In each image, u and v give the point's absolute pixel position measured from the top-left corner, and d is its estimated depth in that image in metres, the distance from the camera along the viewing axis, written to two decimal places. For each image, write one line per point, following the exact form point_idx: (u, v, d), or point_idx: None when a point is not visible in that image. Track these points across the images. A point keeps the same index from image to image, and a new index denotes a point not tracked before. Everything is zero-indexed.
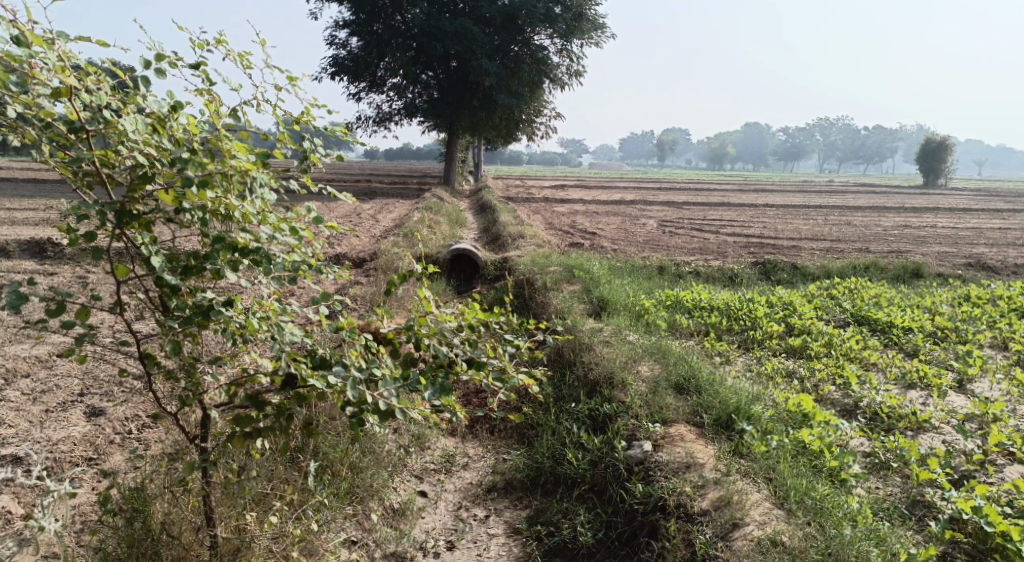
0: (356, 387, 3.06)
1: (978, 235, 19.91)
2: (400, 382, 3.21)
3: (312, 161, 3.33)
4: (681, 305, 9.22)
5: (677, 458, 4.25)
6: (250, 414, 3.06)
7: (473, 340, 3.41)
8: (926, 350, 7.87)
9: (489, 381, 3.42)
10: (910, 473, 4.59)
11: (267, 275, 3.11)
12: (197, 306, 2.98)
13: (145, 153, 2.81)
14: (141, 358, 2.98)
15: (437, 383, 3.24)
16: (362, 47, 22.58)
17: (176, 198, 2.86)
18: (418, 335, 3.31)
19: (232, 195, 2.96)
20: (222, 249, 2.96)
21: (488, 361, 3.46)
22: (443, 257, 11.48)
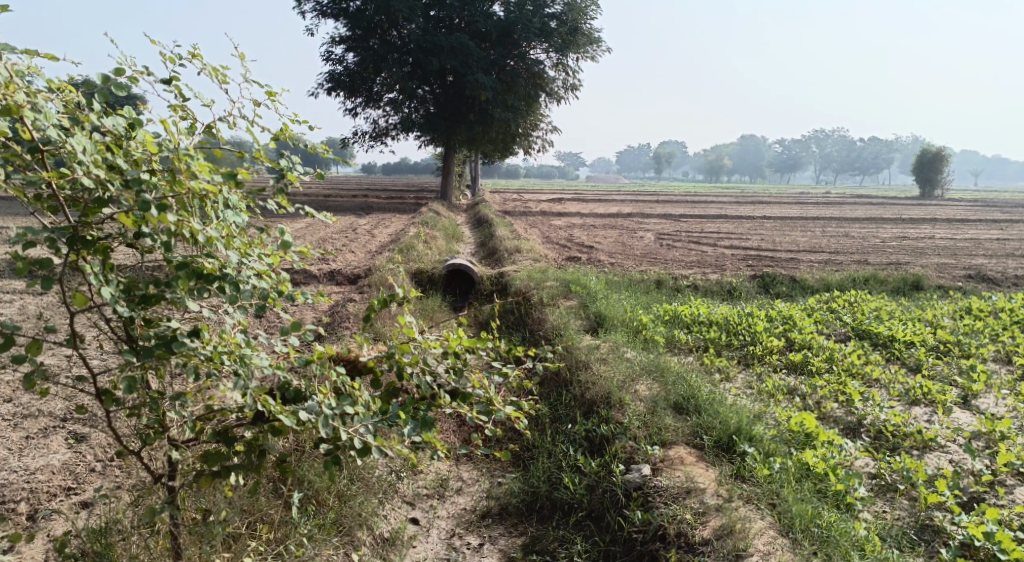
0: (329, 424, 2.97)
1: (976, 246, 19.84)
2: (378, 417, 3.13)
3: (289, 180, 3.19)
4: (679, 321, 9.09)
5: (677, 483, 4.10)
6: (219, 452, 2.94)
7: (458, 372, 3.31)
8: (929, 364, 7.75)
9: (473, 415, 3.35)
10: (917, 495, 4.46)
11: (234, 303, 2.96)
12: (160, 337, 2.84)
13: (100, 173, 2.71)
14: (98, 394, 2.83)
15: (418, 418, 3.22)
16: (358, 63, 22.53)
17: (135, 222, 2.73)
18: (401, 365, 3.24)
19: (195, 217, 2.83)
20: (184, 275, 2.82)
21: (474, 392, 3.36)
22: (437, 273, 11.35)
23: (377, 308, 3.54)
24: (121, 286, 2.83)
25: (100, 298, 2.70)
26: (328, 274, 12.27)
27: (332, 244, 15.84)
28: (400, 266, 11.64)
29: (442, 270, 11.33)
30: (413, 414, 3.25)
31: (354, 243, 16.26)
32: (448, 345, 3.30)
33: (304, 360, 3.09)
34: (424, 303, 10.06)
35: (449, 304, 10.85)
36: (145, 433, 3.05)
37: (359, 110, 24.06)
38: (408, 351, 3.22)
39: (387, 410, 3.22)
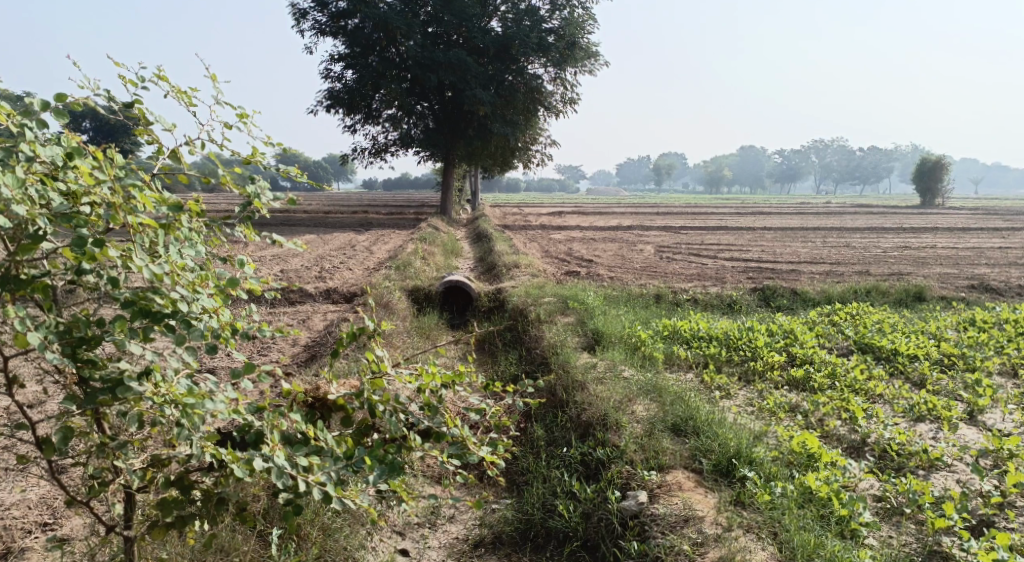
0: (284, 475, 2.81)
1: (978, 255, 19.73)
2: (342, 462, 3.01)
3: (255, 208, 3.14)
4: (678, 336, 8.95)
5: (674, 510, 3.96)
6: (175, 499, 2.85)
7: (431, 409, 3.20)
8: (933, 379, 7.61)
9: (444, 458, 3.24)
10: (924, 519, 4.30)
11: (183, 343, 2.82)
12: (105, 381, 2.70)
13: (29, 206, 2.59)
14: (38, 444, 2.69)
15: (383, 463, 3.08)
16: (356, 80, 22.49)
17: (76, 257, 2.61)
18: (372, 403, 3.16)
19: (138, 252, 2.69)
20: (128, 315, 2.69)
21: (449, 430, 3.25)
22: (434, 290, 11.24)
23: (344, 342, 3.43)
24: (59, 326, 2.67)
25: (35, 342, 2.56)
26: (323, 292, 12.16)
27: (329, 262, 15.75)
28: (397, 284, 11.53)
29: (438, 287, 11.22)
30: (381, 457, 3.12)
31: (352, 260, 16.16)
32: (421, 382, 3.20)
33: (255, 408, 2.95)
34: (420, 322, 9.95)
35: (445, 321, 10.74)
36: (94, 482, 2.92)
37: (358, 127, 24.03)
38: (379, 387, 3.13)
39: (353, 452, 3.08)
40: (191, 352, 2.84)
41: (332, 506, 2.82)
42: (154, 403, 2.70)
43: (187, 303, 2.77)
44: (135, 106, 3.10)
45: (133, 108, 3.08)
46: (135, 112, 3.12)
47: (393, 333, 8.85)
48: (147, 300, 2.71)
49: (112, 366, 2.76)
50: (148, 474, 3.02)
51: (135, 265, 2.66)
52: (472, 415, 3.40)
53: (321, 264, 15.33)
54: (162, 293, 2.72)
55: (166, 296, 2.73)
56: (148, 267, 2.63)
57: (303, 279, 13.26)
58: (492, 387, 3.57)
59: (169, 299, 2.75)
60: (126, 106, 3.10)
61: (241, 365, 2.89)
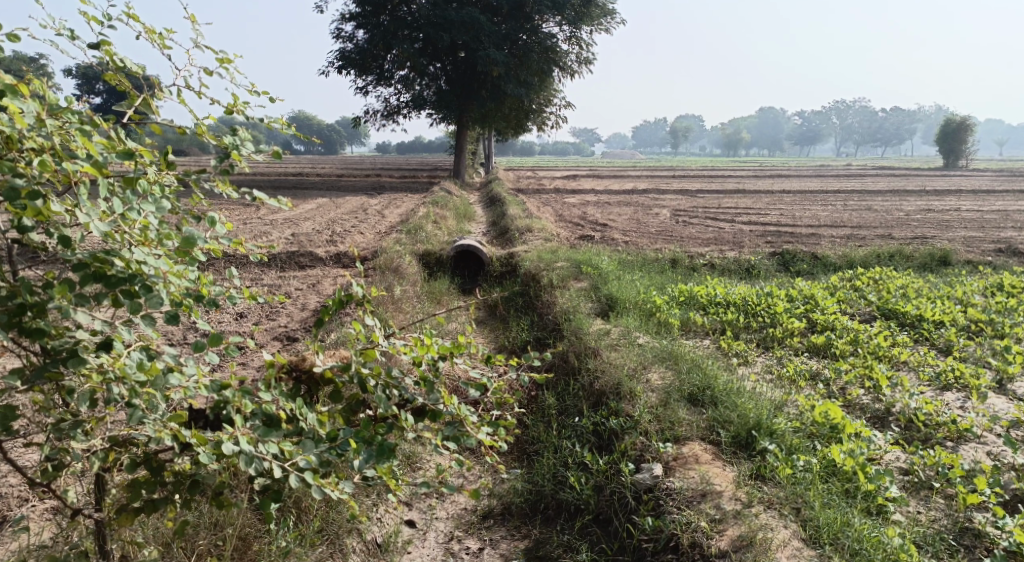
0: (254, 461, 2.67)
1: (1004, 218, 19.25)
2: (325, 444, 2.87)
3: (233, 159, 3.16)
4: (694, 301, 8.72)
5: (691, 484, 3.78)
6: (146, 481, 2.75)
7: (428, 385, 3.03)
8: (960, 345, 7.37)
9: (440, 441, 3.06)
10: (953, 494, 4.10)
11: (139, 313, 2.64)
12: (53, 354, 2.54)
13: None
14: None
15: (372, 447, 2.92)
16: (367, 40, 22.08)
17: (35, 213, 2.50)
18: (363, 376, 2.98)
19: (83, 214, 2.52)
20: (83, 278, 2.53)
21: (447, 409, 3.07)
22: (445, 254, 11.05)
23: (331, 310, 3.26)
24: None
25: None
26: (334, 257, 12.01)
27: (341, 225, 15.60)
28: (408, 248, 11.35)
29: (450, 251, 11.03)
30: (369, 439, 2.96)
31: (364, 224, 16.00)
32: (417, 354, 3.02)
33: (218, 386, 2.79)
34: (430, 286, 9.79)
35: (457, 286, 10.57)
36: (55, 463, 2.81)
37: (370, 89, 23.69)
38: (371, 359, 2.97)
39: (337, 436, 2.93)
40: (148, 321, 2.66)
41: (310, 493, 2.69)
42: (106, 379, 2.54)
43: (146, 263, 2.59)
44: (102, 47, 2.95)
45: (98, 49, 2.95)
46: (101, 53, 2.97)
47: (403, 298, 8.69)
48: (102, 262, 2.55)
49: (66, 337, 2.60)
50: (111, 452, 2.89)
51: (81, 222, 2.50)
52: (475, 391, 3.21)
53: (333, 228, 15.18)
54: (118, 253, 2.55)
55: (122, 255, 2.55)
56: (96, 221, 2.49)
57: (314, 243, 13.13)
58: (493, 362, 3.39)
59: (127, 261, 2.57)
60: (92, 48, 2.96)
61: (207, 335, 2.73)
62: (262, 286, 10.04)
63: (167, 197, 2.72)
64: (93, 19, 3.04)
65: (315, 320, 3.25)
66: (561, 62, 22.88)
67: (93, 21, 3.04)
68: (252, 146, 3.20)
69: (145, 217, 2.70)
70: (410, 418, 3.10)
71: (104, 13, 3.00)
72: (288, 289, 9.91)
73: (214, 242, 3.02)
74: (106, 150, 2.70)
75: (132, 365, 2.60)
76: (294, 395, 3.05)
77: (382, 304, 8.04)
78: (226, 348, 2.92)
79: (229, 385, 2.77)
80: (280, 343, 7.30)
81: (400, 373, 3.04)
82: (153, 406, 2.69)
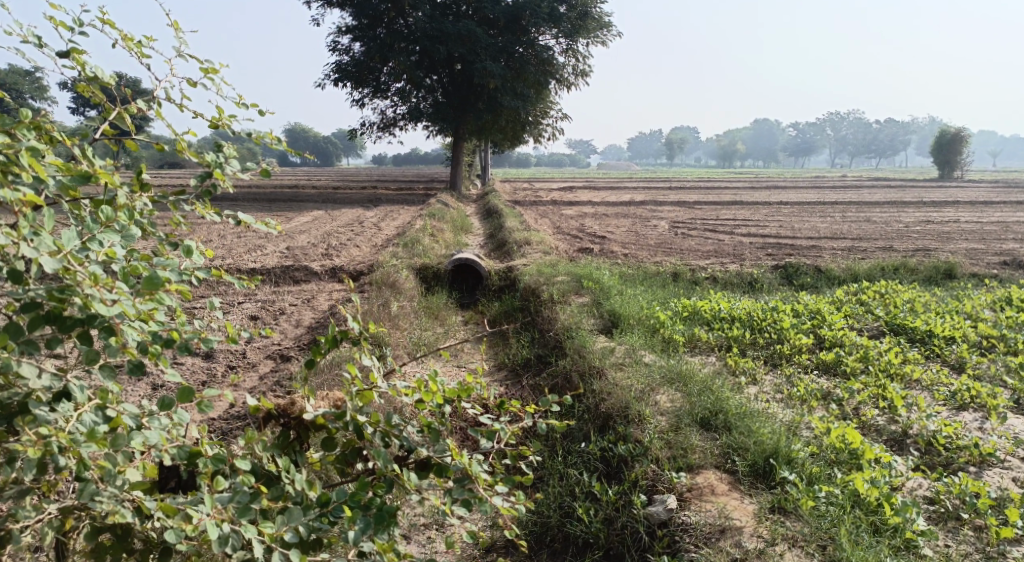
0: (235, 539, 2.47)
1: (1004, 229, 19.14)
2: (314, 512, 2.70)
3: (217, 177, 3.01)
4: (698, 317, 8.51)
5: (708, 519, 3.59)
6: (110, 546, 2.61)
7: (433, 433, 2.87)
8: (973, 362, 7.17)
9: (446, 506, 2.80)
10: (983, 525, 3.88)
11: (95, 365, 2.48)
12: (4, 408, 2.44)
13: None
14: None
15: (369, 517, 2.69)
16: (363, 53, 21.96)
17: None
18: (359, 423, 2.84)
19: (29, 246, 2.32)
20: (36, 322, 2.39)
21: (456, 463, 2.85)
22: (443, 268, 10.84)
23: (324, 350, 3.07)
24: None
25: None
26: (329, 271, 11.79)
27: (336, 238, 15.40)
28: (405, 262, 11.15)
29: (447, 265, 10.81)
30: (366, 505, 2.76)
31: (360, 237, 15.81)
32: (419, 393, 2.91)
33: (188, 452, 2.65)
34: (427, 302, 9.59)
35: (455, 301, 10.37)
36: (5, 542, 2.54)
37: (367, 101, 23.57)
38: (367, 402, 2.81)
39: (327, 500, 2.73)
40: (107, 372, 2.51)
41: None
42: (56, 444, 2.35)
43: (108, 309, 2.41)
44: (73, 55, 2.85)
45: (69, 58, 2.86)
46: (72, 61, 2.87)
47: (400, 315, 8.48)
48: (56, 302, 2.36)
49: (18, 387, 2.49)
50: (71, 513, 2.64)
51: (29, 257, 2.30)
52: (484, 438, 3.02)
53: (329, 240, 14.98)
54: (73, 292, 2.39)
55: (78, 294, 2.39)
56: (47, 257, 2.29)
57: (309, 257, 12.93)
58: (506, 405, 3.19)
59: (85, 299, 2.40)
60: (62, 55, 2.86)
61: (176, 389, 2.58)
62: (256, 301, 9.83)
63: (136, 225, 2.64)
64: (63, 24, 2.93)
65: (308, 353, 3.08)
66: (558, 75, 22.77)
67: (63, 26, 2.95)
68: (237, 164, 3.08)
69: (110, 247, 2.58)
70: (413, 472, 2.89)
71: (74, 18, 2.90)
72: (281, 305, 9.68)
73: (192, 271, 2.90)
74: (62, 173, 2.61)
75: (84, 428, 2.43)
76: (280, 446, 2.91)
77: (380, 321, 7.83)
78: (201, 403, 2.75)
79: (198, 447, 2.66)
80: (273, 363, 7.08)
81: (400, 420, 2.89)
82: (109, 478, 2.47)
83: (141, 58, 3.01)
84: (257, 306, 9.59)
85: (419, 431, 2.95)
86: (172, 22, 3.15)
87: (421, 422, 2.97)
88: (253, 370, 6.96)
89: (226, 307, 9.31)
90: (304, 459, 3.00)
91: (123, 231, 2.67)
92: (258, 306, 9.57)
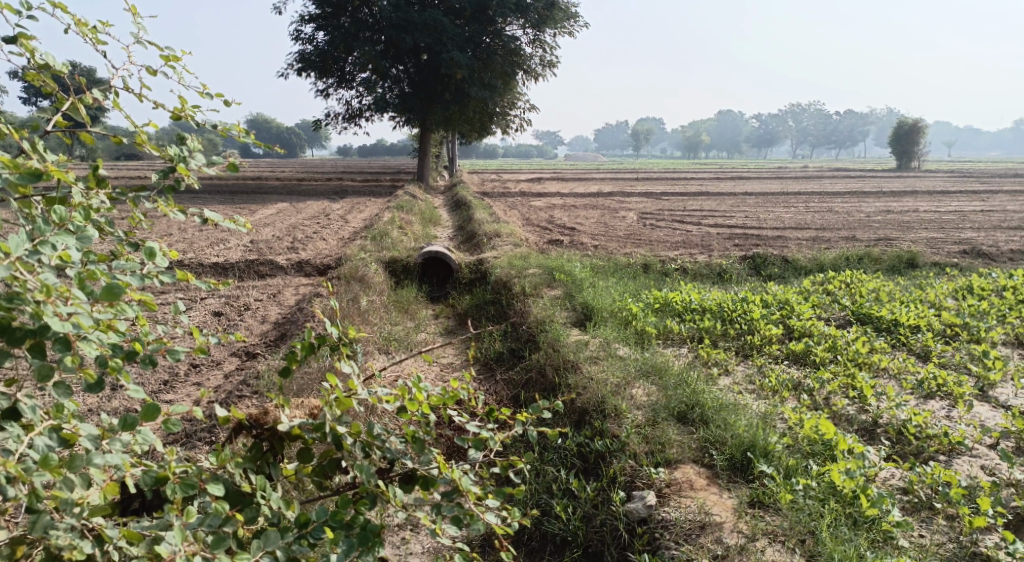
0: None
1: (962, 218, 19.56)
2: (293, 534, 2.62)
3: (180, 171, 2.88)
4: (670, 308, 8.53)
5: (688, 516, 3.61)
6: None
7: (419, 445, 2.82)
8: (938, 351, 7.29)
9: (435, 524, 2.73)
10: (955, 514, 3.93)
11: (48, 382, 2.37)
12: None
13: None
14: None
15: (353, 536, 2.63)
16: (327, 42, 21.62)
17: None
18: (338, 434, 2.76)
19: None
20: None
21: (442, 476, 2.80)
22: (413, 261, 10.73)
23: (298, 356, 2.97)
24: None
25: None
26: (295, 265, 11.61)
27: (302, 231, 15.17)
28: (373, 255, 11.01)
29: (417, 258, 10.70)
30: (349, 524, 2.68)
31: (327, 230, 15.59)
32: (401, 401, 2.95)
33: (154, 478, 2.52)
34: (396, 296, 9.50)
35: (425, 294, 10.28)
36: None
37: (332, 91, 23.24)
38: (345, 411, 2.73)
39: (307, 521, 2.67)
40: (61, 388, 2.40)
41: None
42: (11, 474, 2.22)
43: (61, 322, 2.28)
44: (22, 40, 2.70)
45: (18, 44, 2.71)
46: (20, 47, 2.72)
47: (370, 309, 8.37)
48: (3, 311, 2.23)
49: None
50: (24, 540, 2.37)
51: None
52: (472, 448, 2.97)
53: (295, 233, 14.75)
54: (24, 301, 2.27)
55: (29, 304, 2.27)
56: None
57: (274, 251, 12.72)
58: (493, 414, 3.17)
59: (37, 309, 2.28)
60: (10, 41, 2.71)
61: (140, 406, 2.46)
62: (221, 297, 9.63)
63: (91, 229, 2.53)
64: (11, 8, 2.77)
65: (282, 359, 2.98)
66: (525, 65, 22.68)
67: (10, 9, 2.79)
68: (202, 157, 2.96)
69: (64, 250, 2.45)
70: (398, 487, 2.83)
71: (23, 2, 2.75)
72: (247, 301, 9.50)
73: (154, 273, 2.80)
74: (9, 171, 2.45)
75: (37, 453, 2.31)
76: (252, 459, 2.83)
77: (349, 316, 7.71)
78: (167, 421, 2.61)
79: (165, 472, 2.51)
80: (240, 361, 6.95)
81: (382, 430, 2.83)
82: (66, 509, 2.33)
83: (96, 46, 2.88)
84: (222, 302, 9.40)
85: (402, 441, 2.90)
86: (130, 8, 3.02)
87: (404, 431, 2.93)
88: (219, 368, 6.81)
89: (190, 303, 9.11)
90: (277, 471, 2.90)
91: (78, 231, 2.55)
92: (222, 302, 9.37)
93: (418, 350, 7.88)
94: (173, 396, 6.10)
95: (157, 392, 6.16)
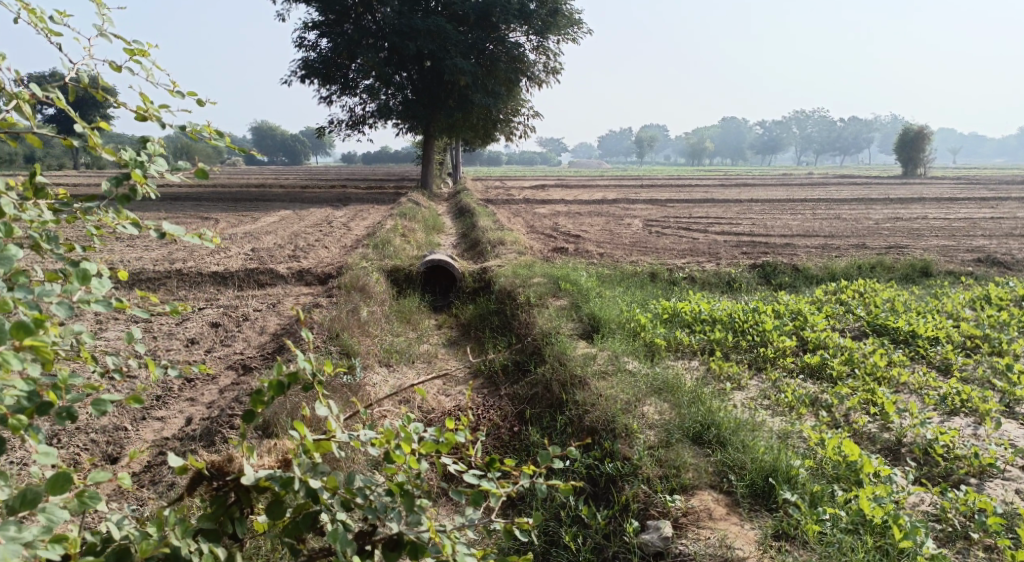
0: None
1: (972, 226, 19.27)
2: None
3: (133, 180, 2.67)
4: (679, 319, 8.27)
5: (709, 547, 3.42)
6: None
7: (404, 500, 2.67)
8: (959, 364, 7.02)
9: None
10: (994, 545, 3.69)
11: None
12: None
13: None
14: None
15: None
16: (331, 49, 21.47)
17: None
18: (313, 487, 2.60)
19: None
20: None
21: (431, 540, 2.62)
22: (415, 270, 10.49)
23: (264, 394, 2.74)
24: None
25: None
26: (296, 274, 11.39)
27: (304, 239, 14.97)
28: (375, 264, 10.77)
29: (419, 266, 10.47)
30: None
31: (329, 238, 15.38)
32: (387, 446, 2.75)
33: None
34: (397, 306, 9.27)
35: (427, 304, 10.05)
36: None
37: (335, 98, 23.07)
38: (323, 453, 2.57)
39: None
40: None
41: None
42: None
43: None
44: None
45: None
46: None
47: (371, 320, 8.13)
48: None
49: None
50: None
51: None
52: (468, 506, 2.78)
53: (296, 241, 14.54)
54: None
55: None
56: None
57: (275, 259, 12.51)
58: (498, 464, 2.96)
59: None
60: None
61: (48, 477, 2.26)
62: (218, 308, 9.43)
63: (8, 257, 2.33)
64: None
65: (249, 399, 2.74)
66: (529, 72, 22.48)
67: None
68: (165, 160, 2.78)
69: None
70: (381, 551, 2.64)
71: None
72: (246, 311, 9.27)
73: (84, 302, 2.64)
74: None
75: None
76: (212, 518, 2.70)
77: (348, 328, 7.48)
78: (87, 495, 2.39)
79: None
80: (234, 377, 6.72)
81: (363, 484, 2.68)
82: None
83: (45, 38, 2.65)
84: (220, 312, 9.19)
85: (387, 494, 2.73)
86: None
87: (390, 483, 2.75)
88: (214, 383, 6.60)
89: (187, 315, 8.91)
90: (243, 527, 2.76)
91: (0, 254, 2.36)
92: (220, 312, 9.16)
93: (420, 362, 7.64)
94: (165, 412, 5.87)
95: (148, 408, 5.93)
